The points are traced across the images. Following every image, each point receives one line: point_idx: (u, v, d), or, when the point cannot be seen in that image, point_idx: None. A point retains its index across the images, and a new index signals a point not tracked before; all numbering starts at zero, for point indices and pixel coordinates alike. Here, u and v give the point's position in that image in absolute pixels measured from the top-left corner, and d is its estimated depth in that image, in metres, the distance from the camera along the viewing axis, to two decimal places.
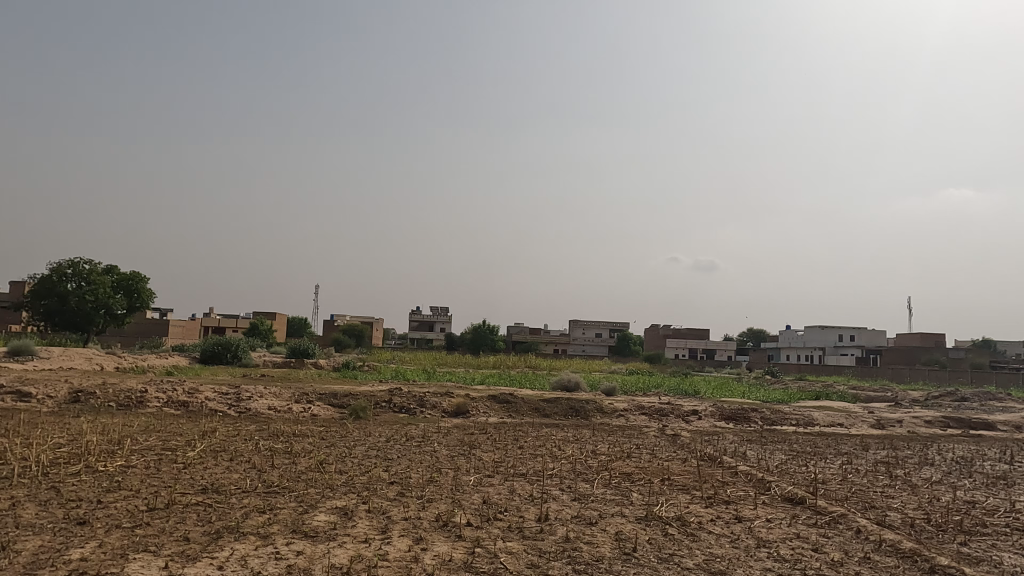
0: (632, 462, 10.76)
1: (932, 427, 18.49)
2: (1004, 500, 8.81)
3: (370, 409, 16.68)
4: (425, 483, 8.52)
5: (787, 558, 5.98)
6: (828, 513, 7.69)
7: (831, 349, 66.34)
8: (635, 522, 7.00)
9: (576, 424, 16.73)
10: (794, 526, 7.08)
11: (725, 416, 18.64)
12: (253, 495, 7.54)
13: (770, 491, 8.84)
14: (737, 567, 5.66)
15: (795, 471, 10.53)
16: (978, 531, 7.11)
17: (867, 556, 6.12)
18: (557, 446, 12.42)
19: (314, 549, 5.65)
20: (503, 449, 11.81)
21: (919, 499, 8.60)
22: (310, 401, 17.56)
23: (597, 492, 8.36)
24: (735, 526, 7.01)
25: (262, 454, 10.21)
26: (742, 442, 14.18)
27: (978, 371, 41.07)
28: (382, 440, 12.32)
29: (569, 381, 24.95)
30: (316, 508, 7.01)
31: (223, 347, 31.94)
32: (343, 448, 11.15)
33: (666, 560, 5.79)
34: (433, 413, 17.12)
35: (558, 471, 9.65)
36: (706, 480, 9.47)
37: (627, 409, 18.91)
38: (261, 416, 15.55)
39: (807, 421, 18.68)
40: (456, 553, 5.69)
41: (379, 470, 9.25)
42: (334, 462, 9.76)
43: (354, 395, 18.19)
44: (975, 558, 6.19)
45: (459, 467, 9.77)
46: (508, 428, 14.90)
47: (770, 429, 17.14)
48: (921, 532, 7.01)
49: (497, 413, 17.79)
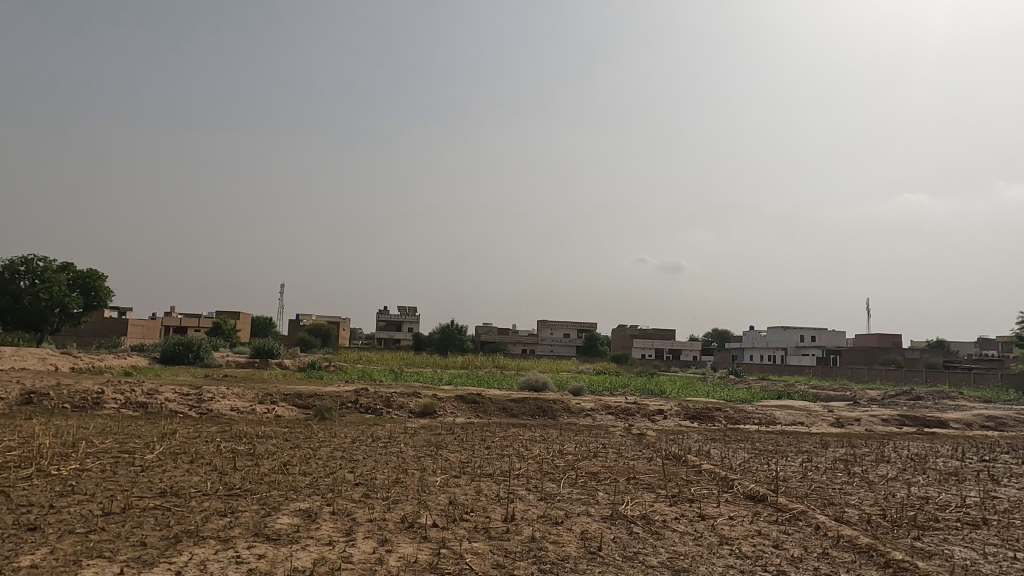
0: (598, 462, 10.79)
1: (888, 425, 19.02)
2: (957, 496, 9.11)
3: (336, 410, 16.51)
4: (391, 484, 8.48)
5: (749, 555, 6.08)
6: (789, 509, 7.86)
7: (793, 349, 67.92)
8: (601, 522, 7.03)
9: (543, 424, 16.78)
10: (756, 523, 7.22)
11: (689, 416, 18.90)
12: (213, 498, 7.37)
13: (733, 489, 8.99)
14: (699, 566, 5.72)
15: (756, 470, 10.69)
16: (931, 526, 7.34)
17: (826, 552, 6.26)
18: (524, 446, 12.44)
19: (276, 552, 5.54)
20: (470, 449, 11.81)
21: (875, 496, 8.83)
22: (274, 402, 17.31)
23: (563, 492, 8.38)
24: (698, 524, 7.11)
25: (224, 456, 10.01)
26: (706, 440, 14.36)
27: (933, 370, 42.19)
28: (348, 441, 12.22)
29: (536, 382, 25.00)
30: (279, 511, 6.89)
31: (185, 346, 31.27)
32: (307, 449, 11.01)
33: (631, 559, 5.83)
34: (400, 414, 17.02)
35: (524, 471, 9.67)
36: (671, 479, 9.57)
37: (593, 408, 19.03)
38: (224, 417, 15.27)
39: (769, 420, 19.05)
40: (422, 555, 5.64)
41: (344, 471, 9.17)
42: (299, 463, 9.64)
43: (320, 396, 17.98)
44: (928, 552, 6.37)
45: (425, 467, 9.76)
46: (474, 429, 14.91)
47: (733, 429, 17.41)
48: (877, 527, 7.21)
49: (464, 413, 17.77)
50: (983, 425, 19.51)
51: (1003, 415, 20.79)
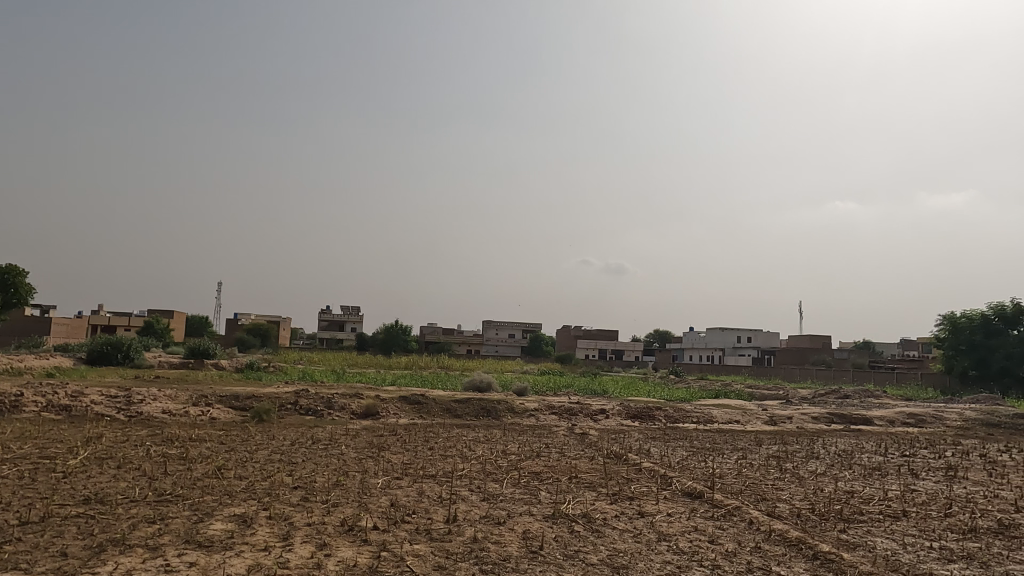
0: (541, 462, 10.88)
1: (817, 423, 19.86)
2: (879, 489, 9.58)
3: (275, 412, 16.06)
4: (331, 487, 8.30)
5: (686, 551, 6.23)
6: (724, 505, 8.10)
7: (730, 350, 70.17)
8: (543, 520, 7.09)
9: (487, 425, 16.77)
10: (693, 520, 7.41)
11: (631, 415, 19.25)
12: (142, 504, 7.07)
13: (671, 486, 9.21)
14: (638, 562, 5.82)
15: (694, 467, 11.00)
16: (856, 519, 7.69)
17: (758, 546, 6.47)
18: (467, 446, 12.40)
19: (209, 559, 5.36)
20: (414, 450, 11.69)
21: (805, 491, 9.20)
22: (209, 404, 16.71)
23: (506, 492, 8.40)
24: (637, 522, 7.24)
25: (154, 461, 9.59)
26: (645, 439, 14.67)
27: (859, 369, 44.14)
28: (287, 444, 11.89)
29: (480, 382, 24.97)
30: (213, 516, 6.67)
31: (114, 346, 29.95)
32: (243, 453, 10.66)
33: (572, 557, 5.89)
34: (342, 415, 16.72)
35: (466, 472, 9.65)
36: (612, 477, 9.72)
37: (537, 408, 19.16)
38: (155, 420, 14.65)
39: (707, 418, 19.60)
40: (361, 557, 5.56)
41: (282, 475, 8.90)
42: (235, 467, 9.33)
43: (258, 397, 17.47)
44: (852, 544, 6.67)
45: (367, 469, 9.60)
46: (418, 429, 14.78)
47: (673, 427, 17.85)
48: (806, 521, 7.50)
49: (408, 414, 17.60)
50: (903, 422, 20.61)
51: (922, 412, 22.03)
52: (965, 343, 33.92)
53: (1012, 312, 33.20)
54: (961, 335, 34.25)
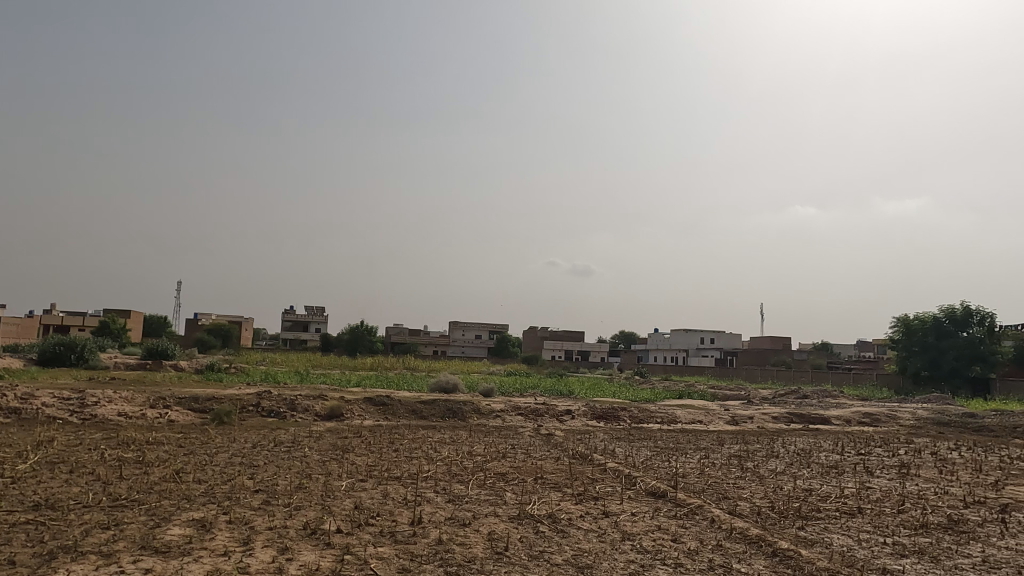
0: (507, 463, 10.89)
1: (777, 422, 20.28)
2: (836, 487, 9.83)
3: (236, 414, 15.74)
4: (293, 490, 8.17)
5: (649, 550, 6.29)
6: (687, 504, 8.22)
7: (694, 351, 71.23)
8: (508, 521, 7.10)
9: (453, 426, 16.69)
10: (656, 518, 7.50)
11: (597, 415, 19.39)
12: (95, 510, 6.85)
13: (635, 486, 9.31)
14: (602, 562, 5.86)
15: (658, 467, 11.13)
16: (814, 516, 7.87)
17: (719, 544, 6.58)
18: (433, 448, 12.32)
19: (165, 565, 5.23)
20: (379, 452, 11.57)
21: (764, 489, 9.39)
22: (167, 406, 16.29)
23: (471, 493, 8.39)
24: (602, 522, 7.30)
25: (109, 465, 9.31)
26: (610, 440, 14.80)
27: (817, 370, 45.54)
28: (249, 446, 11.66)
29: (447, 383, 24.89)
30: (170, 521, 6.50)
31: (68, 347, 29.05)
32: (203, 456, 10.42)
33: (537, 558, 5.90)
34: (305, 417, 16.47)
35: (432, 473, 9.61)
36: (577, 477, 9.78)
37: (503, 409, 19.17)
38: (110, 423, 14.21)
39: (671, 418, 19.84)
40: (324, 561, 5.49)
41: (243, 478, 8.73)
42: (193, 470, 9.11)
43: (219, 399, 17.09)
44: (810, 541, 6.84)
45: (331, 472, 9.47)
46: (383, 431, 14.63)
47: (638, 427, 18.05)
48: (766, 519, 7.65)
49: (373, 415, 17.43)
50: (859, 421, 21.19)
51: (878, 412, 22.66)
52: (918, 344, 35.00)
53: (961, 313, 34.35)
54: (914, 336, 35.34)
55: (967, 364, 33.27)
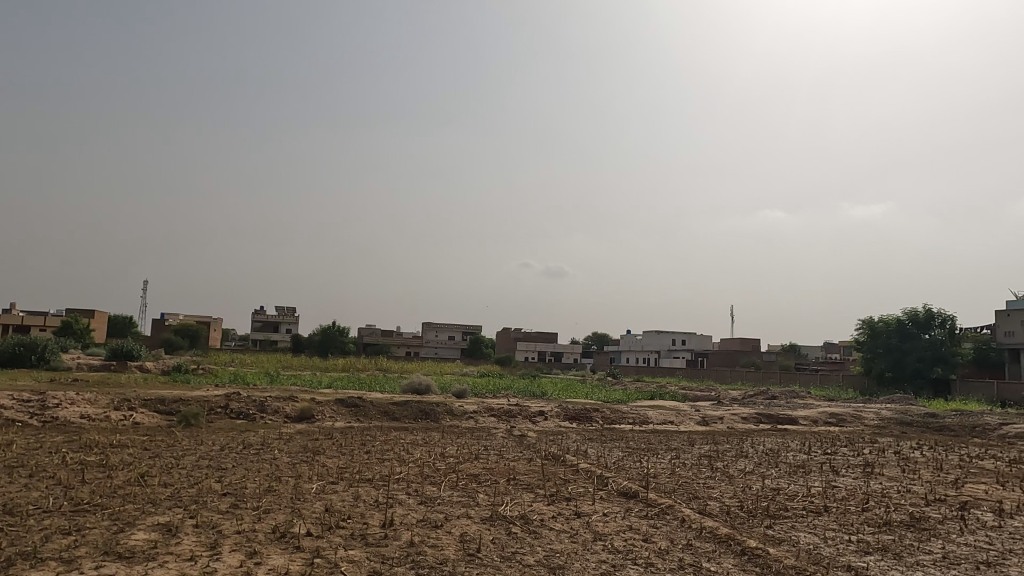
0: (479, 464, 10.89)
1: (746, 423, 20.59)
2: (803, 486, 10.02)
3: (203, 416, 15.46)
4: (262, 493, 8.04)
5: (620, 550, 6.34)
6: (658, 504, 8.30)
7: (665, 352, 71.95)
8: (481, 522, 7.10)
9: (426, 427, 16.61)
10: (628, 519, 7.56)
11: (569, 416, 19.48)
12: (56, 515, 6.66)
13: (607, 486, 9.37)
14: (574, 562, 5.89)
15: (629, 467, 11.23)
16: (781, 515, 8.00)
17: (689, 543, 6.66)
18: (405, 450, 12.25)
19: (129, 571, 5.11)
20: (350, 454, 11.47)
21: (733, 488, 9.52)
22: (132, 408, 15.94)
23: (443, 495, 8.36)
24: (574, 522, 7.33)
25: (71, 469, 9.07)
26: (583, 440, 14.88)
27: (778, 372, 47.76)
28: (217, 449, 11.47)
29: (420, 385, 24.73)
30: (134, 526, 6.36)
31: (28, 348, 28.25)
32: (169, 458, 10.22)
33: (509, 559, 5.91)
34: (275, 419, 16.26)
35: (404, 475, 9.55)
36: (549, 478, 9.82)
37: (476, 411, 19.14)
38: (72, 426, 13.86)
39: (642, 419, 20.02)
40: (294, 565, 5.42)
41: (211, 481, 8.58)
42: (159, 474, 8.92)
43: (186, 400, 16.77)
44: (777, 539, 6.95)
45: (301, 474, 9.35)
46: (355, 433, 14.51)
47: (610, 428, 18.18)
48: (736, 518, 7.76)
49: (344, 417, 17.27)
50: (825, 421, 21.62)
51: (843, 412, 23.13)
52: (883, 346, 35.80)
53: (924, 316, 35.22)
54: (878, 338, 36.15)
55: (929, 366, 34.14)
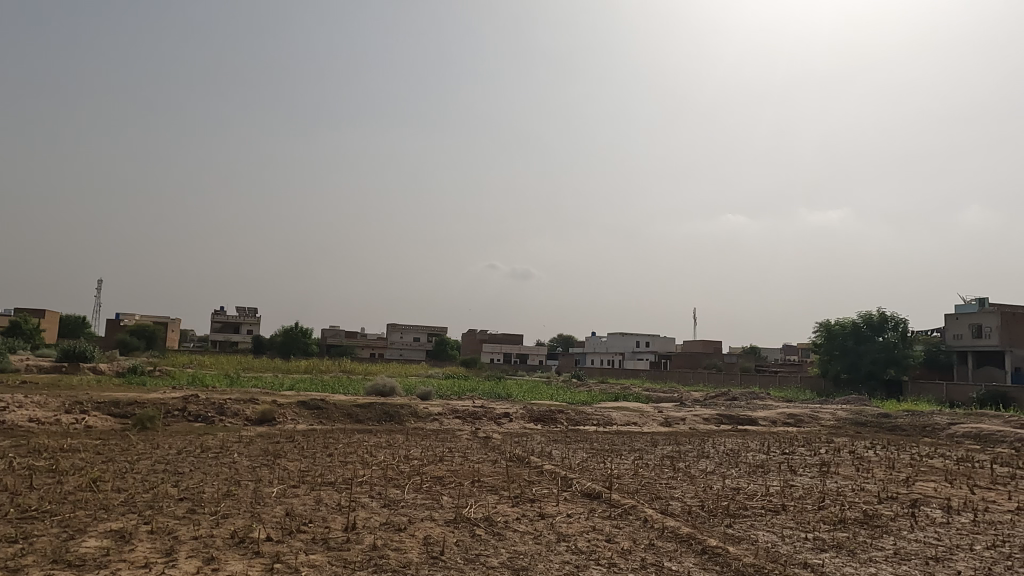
0: (444, 466, 10.83)
1: (708, 424, 20.91)
2: (762, 486, 10.23)
3: (159, 419, 15.05)
4: (221, 497, 7.86)
5: (584, 551, 6.37)
6: (621, 505, 8.37)
7: (629, 354, 72.71)
8: (444, 525, 7.06)
9: (390, 430, 16.46)
10: (591, 519, 7.60)
11: (534, 418, 19.53)
12: (1, 523, 6.41)
13: (571, 487, 9.42)
14: (538, 563, 5.91)
15: (593, 468, 11.29)
16: (741, 514, 8.15)
17: (652, 543, 6.74)
18: (368, 452, 12.12)
19: None
20: (311, 457, 11.30)
21: (695, 488, 9.66)
22: (84, 411, 15.44)
23: (407, 497, 8.30)
24: (538, 523, 7.35)
25: (18, 474, 8.74)
26: (547, 442, 14.93)
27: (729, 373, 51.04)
28: (173, 453, 11.17)
29: (384, 386, 24.51)
30: (85, 533, 6.16)
31: None
32: (123, 463, 9.92)
33: (473, 561, 5.89)
34: (234, 422, 15.92)
35: (368, 478, 9.44)
36: (513, 480, 9.83)
37: (441, 413, 19.05)
38: (19, 430, 13.35)
39: (606, 420, 20.18)
40: (252, 571, 5.31)
41: (167, 486, 8.35)
42: (112, 479, 8.65)
43: (141, 403, 16.31)
44: (737, 538, 7.08)
45: (261, 478, 9.16)
46: (317, 435, 14.29)
47: (574, 430, 18.29)
48: (697, 518, 7.87)
49: (306, 420, 17.02)
50: (783, 421, 22.13)
51: (801, 412, 23.67)
52: (838, 348, 36.81)
53: (877, 319, 36.33)
54: (834, 341, 37.14)
55: (883, 368, 35.19)
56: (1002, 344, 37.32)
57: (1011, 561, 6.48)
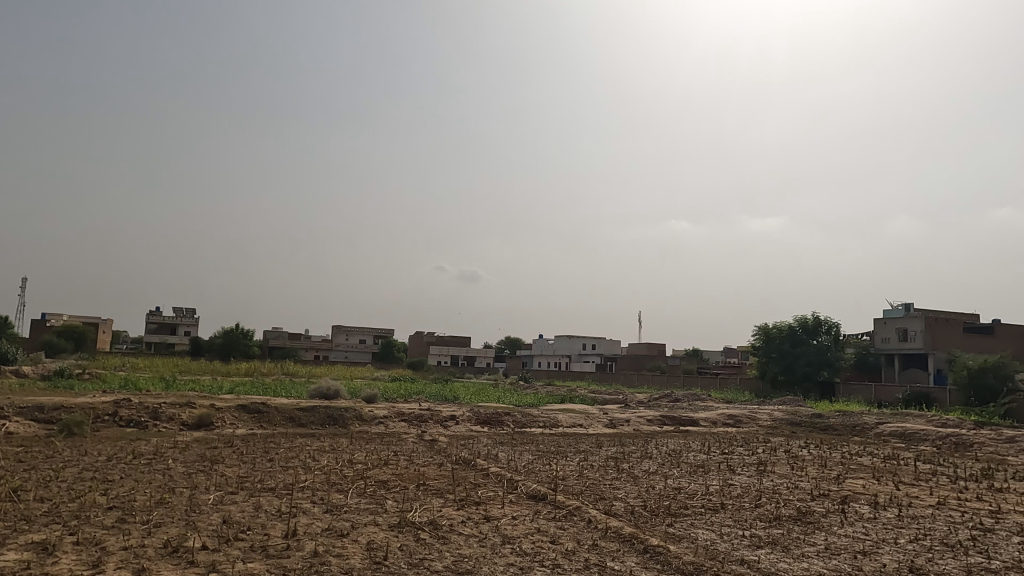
0: (388, 470, 10.71)
1: (651, 425, 21.34)
2: (703, 485, 10.50)
3: (88, 424, 14.34)
4: (153, 506, 7.54)
5: (528, 552, 6.40)
6: (566, 506, 8.43)
7: (576, 357, 73.53)
8: (388, 530, 6.97)
9: (333, 433, 16.17)
10: (536, 521, 7.63)
11: (481, 420, 19.50)
12: None
13: (517, 490, 9.43)
14: (483, 566, 5.90)
15: (539, 470, 11.37)
16: (681, 513, 8.34)
17: (595, 543, 6.83)
18: (311, 457, 11.86)
19: None
20: (251, 462, 10.98)
21: (638, 489, 9.83)
22: (5, 417, 14.59)
23: (350, 502, 8.16)
24: (483, 526, 7.34)
25: None
26: (494, 444, 14.92)
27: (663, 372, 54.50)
28: (102, 460, 10.65)
29: (328, 390, 24.02)
30: (3, 546, 5.81)
31: None
32: (47, 471, 9.41)
33: (417, 565, 5.84)
34: (170, 427, 15.33)
35: (310, 483, 9.24)
36: (459, 483, 9.79)
37: (387, 416, 18.81)
38: None
39: (553, 422, 20.33)
40: None
41: (95, 494, 7.96)
42: (34, 488, 8.20)
43: (68, 408, 15.52)
44: (678, 537, 7.24)
45: (197, 485, 8.84)
46: (258, 440, 13.88)
47: (520, 432, 18.33)
48: (639, 517, 8.01)
49: (246, 424, 16.55)
50: (724, 422, 22.74)
51: (741, 413, 24.37)
52: (776, 350, 38.08)
53: (812, 322, 37.79)
54: (772, 343, 38.41)
55: (817, 369, 36.68)
56: (926, 347, 39.31)
57: (931, 553, 6.84)
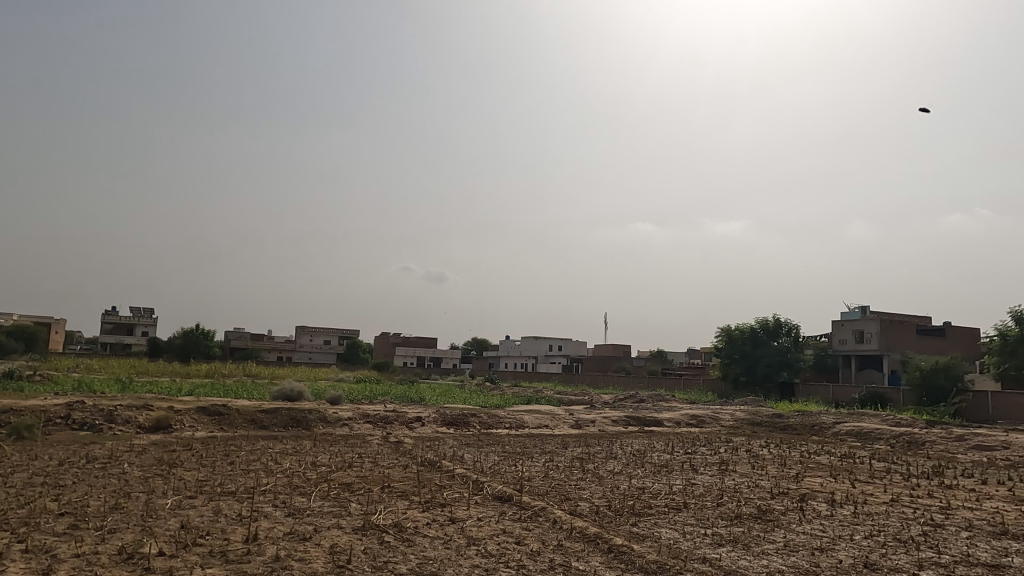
0: (352, 472, 10.59)
1: (616, 425, 21.53)
2: (666, 484, 10.64)
3: (38, 428, 13.86)
4: (108, 511, 7.32)
5: (493, 553, 6.40)
6: (531, 507, 8.46)
7: (542, 358, 73.80)
8: (352, 533, 6.89)
9: (296, 436, 15.92)
10: (501, 522, 7.63)
11: (446, 421, 19.41)
12: None
13: (482, 491, 9.42)
14: (447, 568, 5.88)
15: (504, 471, 11.37)
16: (645, 513, 8.43)
17: (560, 543, 6.86)
18: (273, 459, 11.65)
19: None
20: (211, 465, 10.74)
21: (603, 489, 9.91)
22: None
23: (313, 505, 8.05)
24: (448, 528, 7.31)
25: None
26: (460, 445, 14.87)
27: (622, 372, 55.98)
28: (54, 464, 10.29)
29: (291, 391, 23.64)
30: None
31: None
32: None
33: (381, 568, 5.79)
34: (126, 429, 14.90)
35: (272, 486, 9.08)
36: (424, 484, 9.74)
37: (351, 417, 18.60)
38: None
39: (519, 423, 20.35)
40: None
41: (46, 500, 7.70)
42: None
43: (17, 410, 14.97)
44: (641, 536, 7.33)
45: (154, 489, 8.61)
46: (218, 443, 13.59)
47: (486, 433, 18.31)
48: (604, 517, 8.07)
49: (206, 426, 16.18)
50: (687, 422, 23.06)
51: (704, 414, 24.76)
52: (737, 352, 38.80)
53: (773, 324, 38.63)
54: (734, 344, 39.13)
55: (777, 370, 37.48)
56: (881, 348, 40.46)
57: (885, 549, 7.04)
